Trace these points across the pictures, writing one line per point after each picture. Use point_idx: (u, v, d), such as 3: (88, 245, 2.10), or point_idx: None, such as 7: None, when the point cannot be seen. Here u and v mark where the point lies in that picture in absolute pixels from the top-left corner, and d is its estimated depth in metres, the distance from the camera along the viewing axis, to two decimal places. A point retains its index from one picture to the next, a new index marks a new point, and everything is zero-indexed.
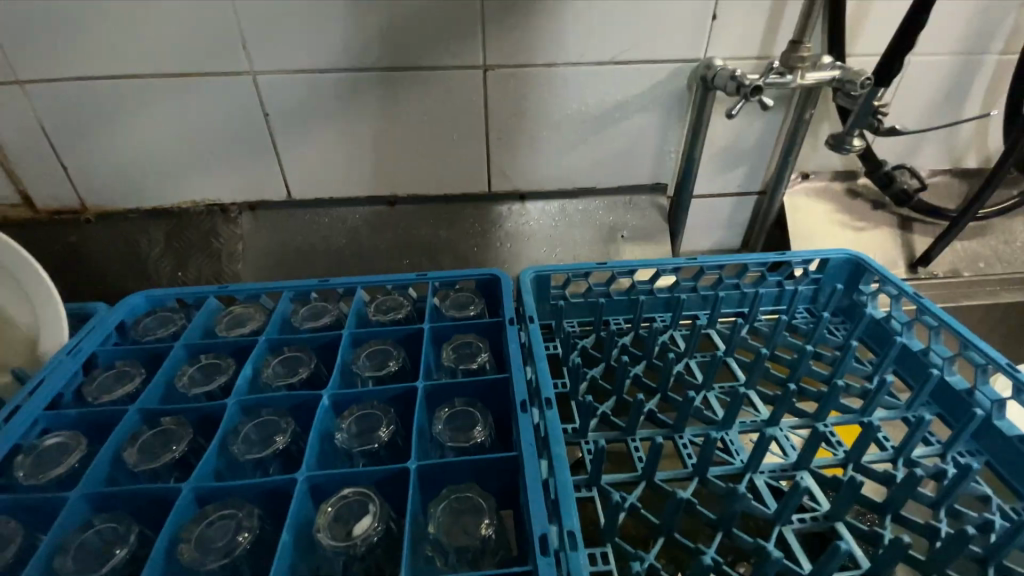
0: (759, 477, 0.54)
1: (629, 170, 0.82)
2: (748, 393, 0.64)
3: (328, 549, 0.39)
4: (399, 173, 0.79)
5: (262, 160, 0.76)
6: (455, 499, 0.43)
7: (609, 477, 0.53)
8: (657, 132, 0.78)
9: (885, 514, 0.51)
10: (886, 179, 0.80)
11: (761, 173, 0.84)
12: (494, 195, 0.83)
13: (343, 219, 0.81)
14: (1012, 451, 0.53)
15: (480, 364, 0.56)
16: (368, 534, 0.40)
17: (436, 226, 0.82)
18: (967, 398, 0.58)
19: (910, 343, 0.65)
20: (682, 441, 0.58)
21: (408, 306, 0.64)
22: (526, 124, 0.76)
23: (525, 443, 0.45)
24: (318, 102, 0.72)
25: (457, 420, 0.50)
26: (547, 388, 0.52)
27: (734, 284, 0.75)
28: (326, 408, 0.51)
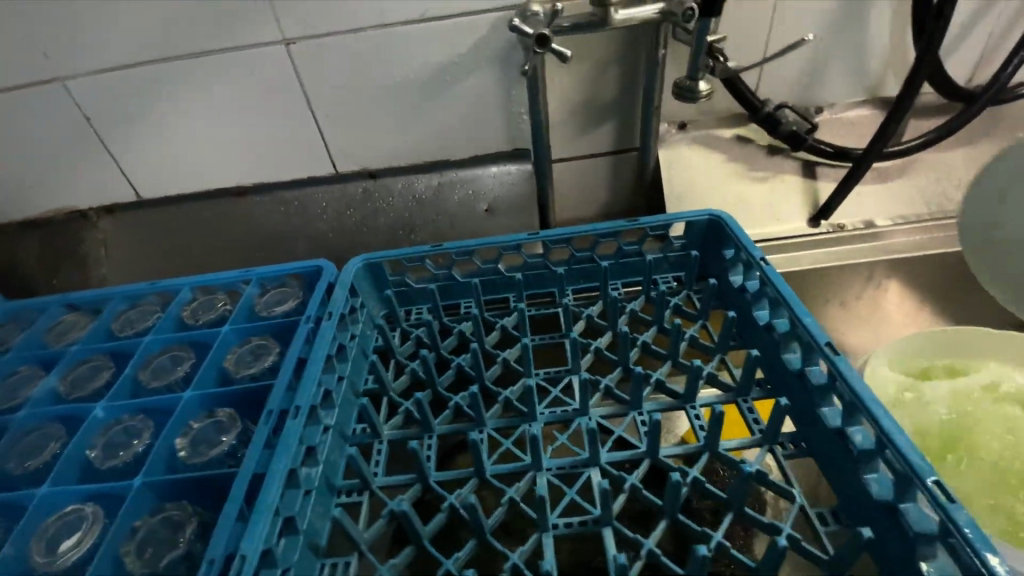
0: (543, 475, 0.50)
1: (481, 136, 0.75)
2: (571, 380, 0.59)
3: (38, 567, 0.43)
4: (241, 165, 0.77)
5: (100, 165, 0.75)
6: (171, 514, 0.44)
7: (385, 480, 0.52)
8: (498, 93, 0.71)
9: (664, 518, 0.46)
10: (771, 121, 0.69)
11: (633, 127, 0.74)
12: (343, 177, 0.78)
13: (196, 216, 0.79)
14: (830, 445, 0.46)
15: (263, 369, 0.55)
16: (67, 552, 0.43)
17: (287, 214, 0.79)
18: (795, 381, 0.50)
19: (757, 312, 0.57)
20: (479, 435, 0.55)
21: (224, 305, 0.65)
22: (351, 99, 0.71)
23: (245, 459, 0.44)
24: (131, 101, 0.70)
25: (213, 428, 0.49)
26: (307, 394, 0.50)
27: (586, 257, 0.68)
28: (98, 418, 0.52)
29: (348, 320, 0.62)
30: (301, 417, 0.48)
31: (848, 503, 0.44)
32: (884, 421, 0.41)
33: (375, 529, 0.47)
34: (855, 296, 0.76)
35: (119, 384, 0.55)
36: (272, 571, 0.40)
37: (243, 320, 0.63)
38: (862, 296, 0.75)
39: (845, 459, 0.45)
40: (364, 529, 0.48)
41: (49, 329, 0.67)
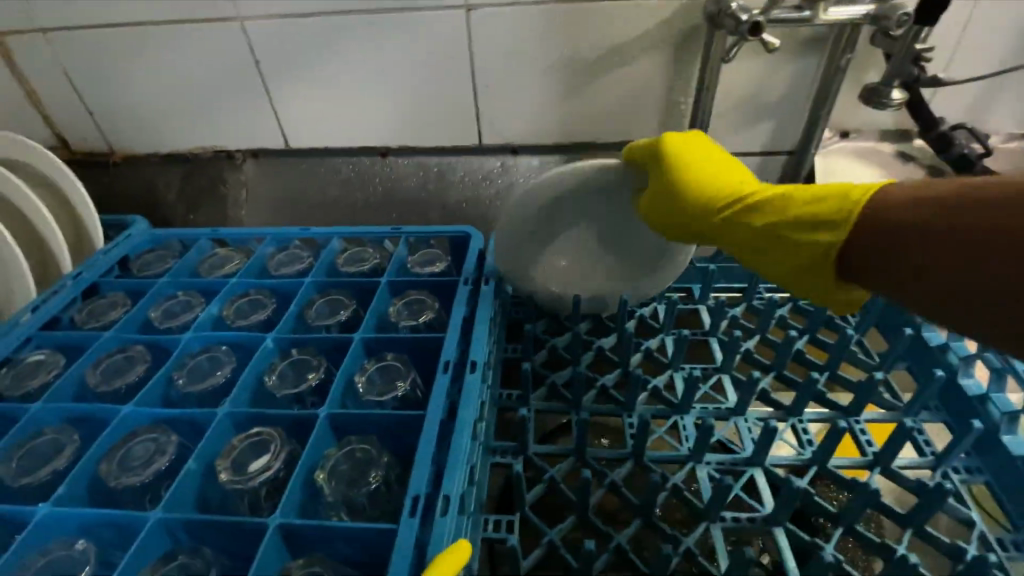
0: (702, 467, 0.50)
1: (632, 124, 0.75)
2: (718, 376, 0.58)
3: (227, 484, 0.43)
4: (389, 124, 0.77)
5: (257, 109, 0.78)
6: (355, 448, 0.44)
7: (540, 448, 0.52)
8: (662, 81, 0.70)
9: (839, 526, 0.45)
10: (942, 141, 0.67)
11: (791, 129, 0.73)
12: (485, 148, 0.79)
13: (336, 170, 0.81)
14: (1019, 476, 0.45)
15: (424, 322, 0.56)
16: (259, 471, 0.43)
17: (424, 179, 0.80)
18: (976, 407, 0.49)
19: (926, 333, 0.55)
20: (629, 420, 0.55)
21: (375, 260, 0.65)
22: (515, 71, 0.71)
23: (432, 405, 0.45)
24: (303, 49, 0.72)
25: (386, 372, 0.50)
26: (478, 352, 0.51)
27: (733, 257, 0.68)
28: (268, 348, 0.53)
29: (500, 287, 0.63)
30: (478, 372, 0.49)
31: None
32: None
33: (536, 492, 0.48)
34: None
35: (287, 318, 0.57)
36: (465, 518, 0.40)
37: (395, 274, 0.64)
38: None
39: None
40: (525, 491, 0.48)
41: (200, 260, 0.68)
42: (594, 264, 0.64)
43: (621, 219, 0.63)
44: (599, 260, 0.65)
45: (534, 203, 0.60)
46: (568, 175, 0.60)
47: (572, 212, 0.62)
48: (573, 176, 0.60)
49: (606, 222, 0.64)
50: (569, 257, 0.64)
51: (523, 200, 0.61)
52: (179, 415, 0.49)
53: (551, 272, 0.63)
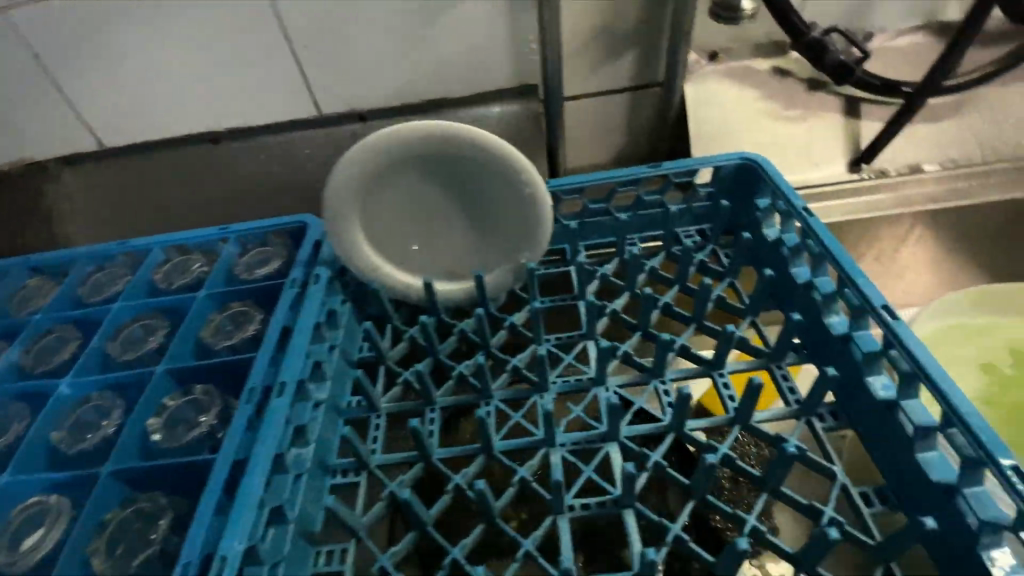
0: (557, 451, 0.46)
1: (483, 72, 0.66)
2: (585, 345, 0.54)
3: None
4: (214, 108, 0.69)
5: (58, 108, 0.68)
6: (144, 505, 0.40)
7: (384, 457, 0.47)
8: (504, 20, 0.62)
9: (692, 499, 0.41)
10: (815, 51, 0.60)
11: (656, 57, 0.65)
12: (328, 119, 0.69)
13: (167, 166, 0.71)
14: (880, 419, 0.41)
15: (244, 339, 0.49)
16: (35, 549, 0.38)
17: (269, 162, 0.70)
18: (841, 348, 0.44)
19: (795, 270, 0.50)
20: (486, 408, 0.50)
21: (200, 266, 0.59)
22: (334, 26, 0.62)
23: (224, 445, 0.39)
24: (84, 32, 0.61)
25: (189, 408, 0.44)
26: (291, 369, 0.45)
27: (602, 210, 0.61)
28: (62, 397, 0.46)
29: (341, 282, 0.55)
30: (286, 395, 0.43)
31: (898, 483, 0.40)
32: (949, 397, 0.35)
33: (373, 512, 0.43)
34: (895, 249, 0.69)
35: (87, 356, 0.50)
36: (258, 568, 0.36)
37: (221, 284, 0.56)
38: (899, 250, 0.69)
39: (897, 434, 0.40)
40: (361, 513, 0.43)
41: (10, 294, 0.61)
42: (445, 240, 0.55)
43: (478, 190, 0.52)
44: (455, 236, 0.55)
45: (367, 167, 0.49)
46: (413, 131, 0.48)
47: (424, 174, 0.51)
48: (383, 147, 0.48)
49: (461, 192, 0.52)
50: (415, 237, 0.54)
51: (364, 156, 0.49)
52: None
53: (392, 247, 0.54)
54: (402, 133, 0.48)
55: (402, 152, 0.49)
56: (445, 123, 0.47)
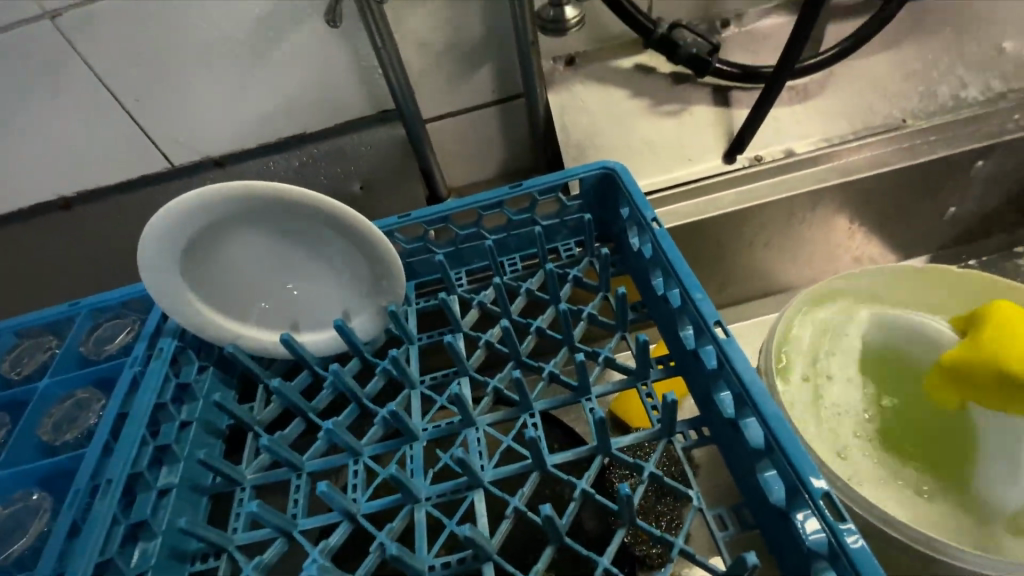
0: (422, 507, 0.44)
1: (338, 102, 0.63)
2: (459, 382, 0.52)
3: None
4: (53, 174, 0.63)
5: None
6: None
7: (246, 535, 0.45)
8: (346, 48, 0.59)
9: (551, 543, 0.40)
10: (666, 46, 0.59)
11: (513, 67, 0.63)
12: (185, 169, 0.66)
13: (22, 239, 0.67)
14: (729, 436, 0.40)
15: (81, 431, 0.46)
16: None
17: (129, 223, 0.67)
18: (693, 364, 0.44)
19: (653, 282, 0.49)
20: (356, 465, 0.48)
21: (53, 346, 0.56)
22: (162, 76, 0.58)
23: (40, 561, 0.37)
24: None
25: (17, 518, 0.42)
26: (120, 465, 0.43)
27: (473, 234, 0.59)
28: None
29: (196, 349, 0.52)
30: (115, 493, 0.41)
31: (750, 499, 0.39)
32: (768, 415, 0.35)
33: None
34: (781, 232, 0.69)
35: None
36: None
37: (70, 367, 0.53)
38: (785, 232, 0.69)
39: (743, 451, 0.39)
40: None
41: None
42: (294, 290, 0.52)
43: (315, 238, 0.49)
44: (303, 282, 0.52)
45: (180, 241, 0.45)
46: (223, 195, 0.43)
47: (246, 231, 0.47)
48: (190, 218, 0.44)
49: (297, 241, 0.49)
50: (261, 293, 0.51)
51: (170, 225, 0.44)
52: None
53: (243, 307, 0.51)
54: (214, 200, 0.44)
55: (218, 216, 0.45)
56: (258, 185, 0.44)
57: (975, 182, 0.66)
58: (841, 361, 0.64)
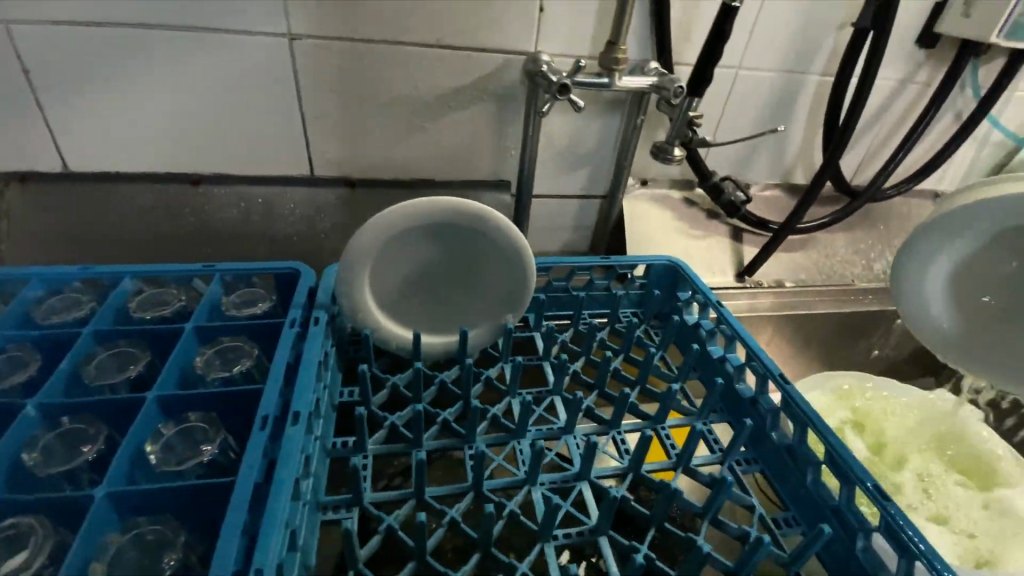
0: (538, 489, 0.52)
1: (467, 163, 0.78)
2: (552, 399, 0.62)
3: None
4: (203, 150, 0.70)
5: (23, 124, 0.64)
6: (146, 531, 0.39)
7: (376, 494, 0.49)
8: (494, 126, 0.75)
9: (652, 526, 0.50)
10: (716, 189, 0.82)
11: (604, 176, 0.82)
12: (318, 180, 0.75)
13: (134, 199, 0.70)
14: (781, 460, 0.54)
15: (240, 373, 0.51)
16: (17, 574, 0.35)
17: (249, 212, 0.73)
18: (749, 406, 0.58)
19: (711, 347, 0.65)
20: (469, 451, 0.55)
21: (181, 300, 0.58)
22: (346, 103, 0.69)
23: (243, 466, 0.41)
24: (88, 59, 0.62)
25: (188, 436, 0.45)
26: (303, 400, 0.48)
27: (562, 287, 0.73)
28: (29, 417, 0.44)
29: (332, 321, 0.59)
30: (301, 424, 0.46)
31: (796, 508, 0.52)
32: (829, 438, 0.50)
33: (370, 546, 0.45)
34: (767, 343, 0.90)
35: (54, 377, 0.47)
36: None
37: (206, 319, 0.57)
38: (768, 344, 0.90)
39: (794, 470, 0.53)
40: (360, 547, 0.45)
41: None
42: (448, 298, 0.62)
43: (478, 254, 0.61)
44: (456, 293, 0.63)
45: (379, 242, 0.56)
46: (428, 210, 0.56)
47: (426, 241, 0.59)
48: (392, 223, 0.56)
49: (463, 255, 0.61)
50: (418, 293, 0.61)
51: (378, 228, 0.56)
52: None
53: (403, 305, 0.61)
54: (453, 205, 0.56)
55: (413, 226, 0.57)
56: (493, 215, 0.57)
57: (893, 335, 0.93)
58: (974, 281, 0.62)
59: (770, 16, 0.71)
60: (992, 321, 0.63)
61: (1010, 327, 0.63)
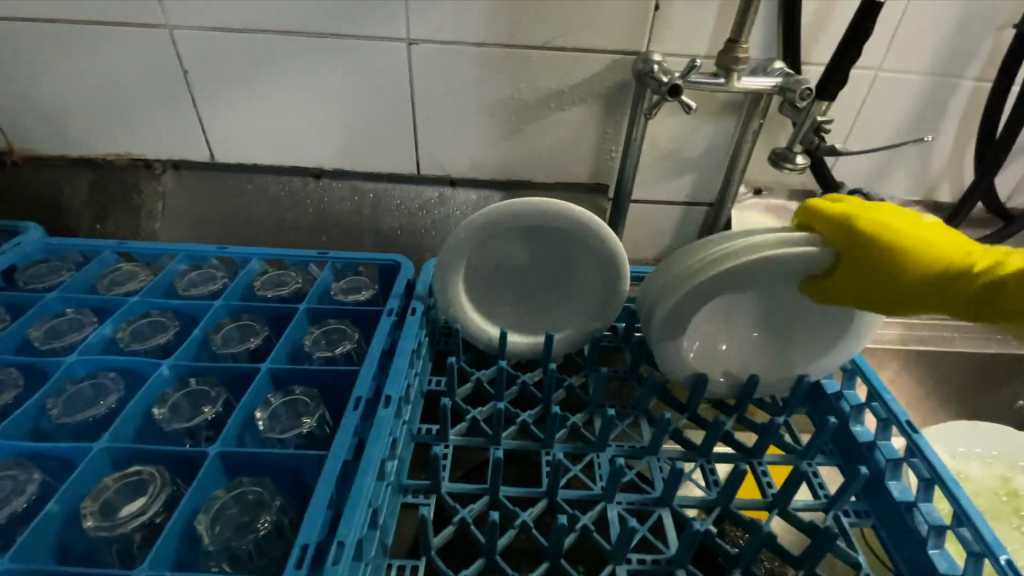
0: (613, 507, 0.50)
1: (566, 166, 0.77)
2: (637, 415, 0.59)
3: (93, 533, 0.40)
4: (323, 146, 0.76)
5: (182, 119, 0.74)
6: (248, 490, 0.43)
7: (453, 485, 0.50)
8: (596, 128, 0.73)
9: (736, 567, 0.46)
10: None
11: (710, 184, 0.77)
12: (422, 177, 0.78)
13: (264, 188, 0.78)
14: (899, 518, 0.48)
15: (341, 354, 0.54)
16: (134, 514, 0.40)
17: (359, 205, 0.78)
18: (865, 452, 0.52)
19: (825, 381, 0.59)
20: (546, 457, 0.54)
21: (297, 282, 0.63)
22: (452, 104, 0.72)
23: (335, 443, 0.44)
24: (235, 62, 0.69)
25: (291, 407, 0.49)
26: (395, 385, 0.50)
27: None
28: (162, 376, 0.51)
29: (426, 308, 0.61)
30: (391, 408, 0.48)
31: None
32: (962, 501, 0.45)
33: (444, 536, 0.46)
34: (888, 380, 0.79)
35: (188, 343, 0.54)
36: (359, 565, 0.39)
37: (316, 301, 0.61)
38: (892, 381, 0.79)
39: (912, 532, 0.46)
40: (433, 535, 0.46)
41: (100, 276, 0.64)
42: (536, 299, 0.63)
43: (566, 257, 0.60)
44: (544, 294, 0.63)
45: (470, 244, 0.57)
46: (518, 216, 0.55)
47: (517, 242, 0.59)
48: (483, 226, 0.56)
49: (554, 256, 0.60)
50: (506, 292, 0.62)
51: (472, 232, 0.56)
52: (48, 448, 0.45)
53: (491, 304, 0.62)
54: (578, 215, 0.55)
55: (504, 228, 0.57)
56: (614, 237, 0.56)
57: None
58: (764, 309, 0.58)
59: (924, 9, 0.62)
60: (776, 338, 0.58)
61: (799, 339, 0.58)
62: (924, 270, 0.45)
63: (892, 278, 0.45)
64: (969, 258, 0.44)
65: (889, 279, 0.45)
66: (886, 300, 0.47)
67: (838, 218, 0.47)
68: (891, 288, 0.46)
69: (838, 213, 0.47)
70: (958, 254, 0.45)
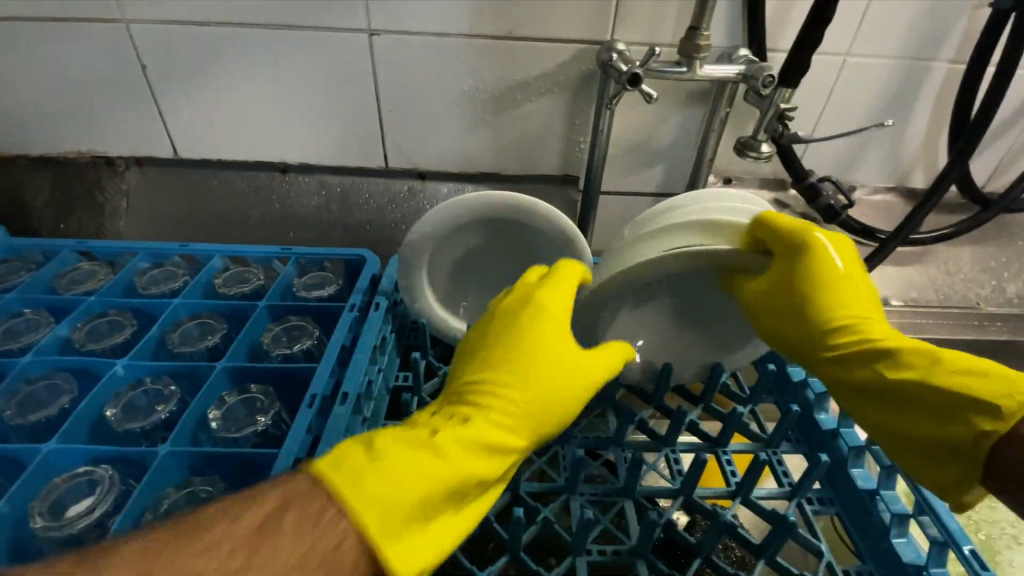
0: (576, 499, 0.49)
1: (536, 157, 0.76)
2: (604, 407, 0.58)
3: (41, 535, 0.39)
4: (289, 140, 0.75)
5: (143, 116, 0.73)
6: (198, 489, 0.42)
7: None
8: (564, 119, 0.73)
9: (698, 557, 0.46)
10: (811, 192, 0.71)
11: (681, 174, 0.77)
12: (391, 171, 0.77)
13: (230, 185, 0.77)
14: (862, 505, 0.47)
15: (299, 351, 0.54)
16: (83, 516, 0.40)
17: (328, 200, 0.77)
18: (829, 440, 0.51)
19: (792, 369, 0.58)
20: None
21: (259, 279, 0.62)
22: (418, 96, 0.71)
23: (288, 441, 0.43)
24: (194, 56, 0.68)
25: (247, 405, 0.49)
26: (353, 381, 0.49)
27: None
28: (117, 375, 0.50)
29: (390, 302, 0.61)
30: (348, 404, 0.48)
31: (876, 564, 0.45)
32: (922, 487, 0.44)
33: None
34: None
35: (144, 342, 0.54)
36: None
37: (278, 298, 0.61)
38: None
39: (874, 518, 0.45)
40: None
41: (59, 275, 0.63)
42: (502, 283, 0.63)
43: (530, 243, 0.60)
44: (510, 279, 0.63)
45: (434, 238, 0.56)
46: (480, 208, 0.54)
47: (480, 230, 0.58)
48: (445, 218, 0.55)
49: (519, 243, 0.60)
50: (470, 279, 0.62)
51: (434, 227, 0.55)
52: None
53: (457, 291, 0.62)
54: (549, 219, 0.54)
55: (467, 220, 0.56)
56: (582, 240, 0.56)
57: None
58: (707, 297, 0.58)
59: None
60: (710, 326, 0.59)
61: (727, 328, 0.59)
62: (824, 313, 0.47)
63: (795, 308, 0.48)
64: (871, 320, 0.46)
65: (785, 307, 0.49)
66: (785, 327, 0.49)
67: (792, 228, 0.47)
68: (794, 313, 0.48)
69: (818, 234, 0.48)
70: (865, 309, 0.47)
